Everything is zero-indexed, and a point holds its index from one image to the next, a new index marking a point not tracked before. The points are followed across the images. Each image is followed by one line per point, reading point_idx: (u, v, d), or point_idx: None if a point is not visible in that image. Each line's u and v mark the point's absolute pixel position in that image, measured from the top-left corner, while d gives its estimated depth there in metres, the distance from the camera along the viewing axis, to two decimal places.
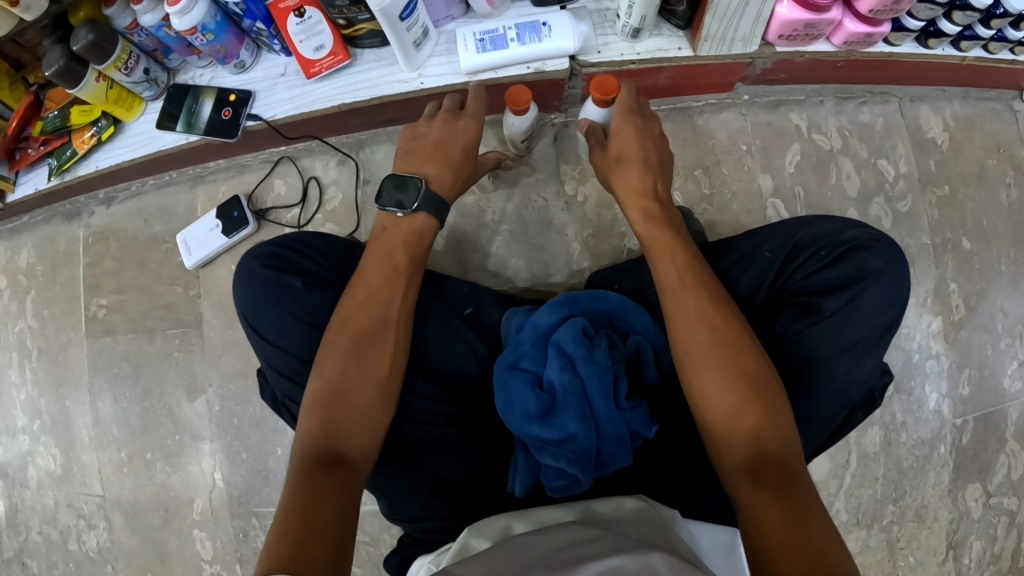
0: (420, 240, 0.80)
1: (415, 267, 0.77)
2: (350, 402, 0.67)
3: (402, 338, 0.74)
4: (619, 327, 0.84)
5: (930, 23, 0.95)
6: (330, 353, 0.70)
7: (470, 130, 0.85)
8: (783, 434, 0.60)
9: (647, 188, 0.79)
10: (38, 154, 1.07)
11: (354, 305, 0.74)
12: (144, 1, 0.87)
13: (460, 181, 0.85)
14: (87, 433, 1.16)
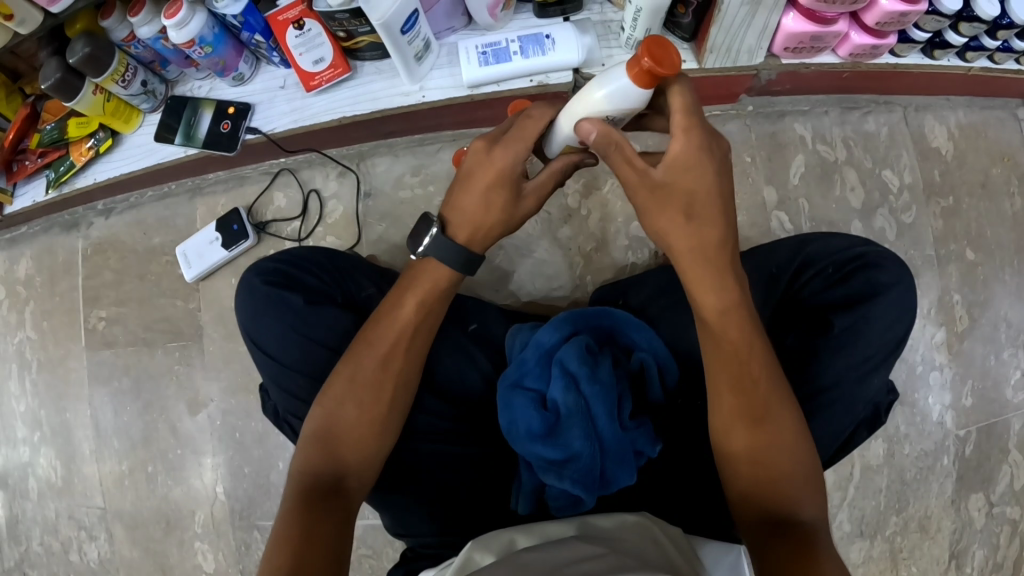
0: (439, 288, 0.72)
1: (433, 308, 0.73)
2: (354, 429, 0.69)
3: (408, 372, 0.73)
4: (623, 344, 0.84)
5: (936, 35, 0.94)
6: (332, 394, 0.70)
7: (495, 168, 0.66)
8: (800, 477, 0.60)
9: (723, 248, 0.62)
10: (36, 166, 1.06)
11: (360, 339, 0.72)
12: (141, 13, 0.86)
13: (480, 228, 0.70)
14: (88, 446, 1.16)
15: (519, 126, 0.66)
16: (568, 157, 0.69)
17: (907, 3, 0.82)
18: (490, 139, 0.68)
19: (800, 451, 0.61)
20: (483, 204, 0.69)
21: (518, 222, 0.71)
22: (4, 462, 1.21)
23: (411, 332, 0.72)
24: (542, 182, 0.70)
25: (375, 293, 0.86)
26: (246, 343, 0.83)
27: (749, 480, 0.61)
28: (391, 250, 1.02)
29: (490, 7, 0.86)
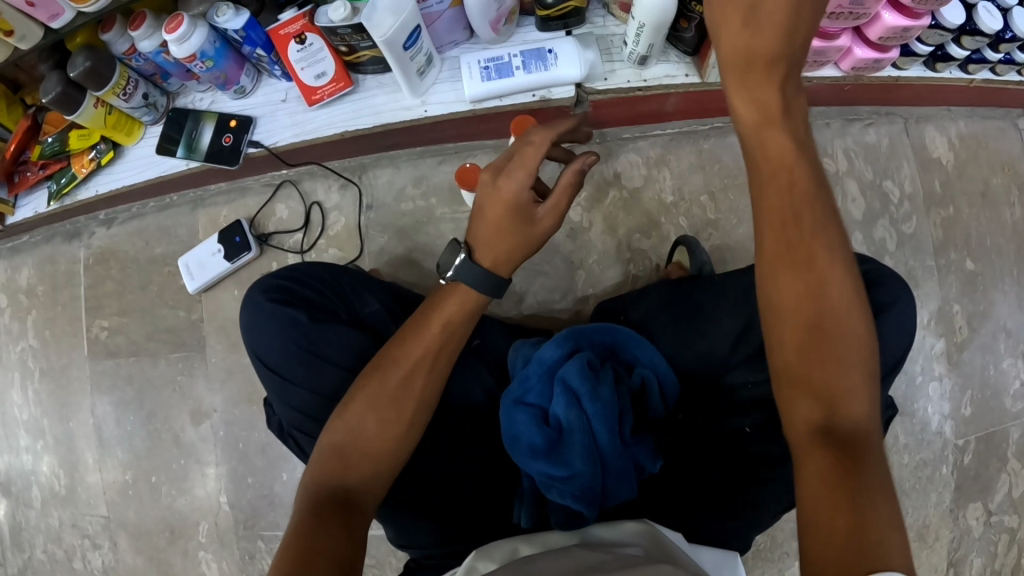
0: (467, 310, 0.75)
1: (459, 330, 0.75)
2: (367, 445, 0.70)
3: (430, 391, 0.74)
4: (624, 359, 0.84)
5: (939, 48, 0.93)
6: (353, 409, 0.71)
7: (502, 198, 0.73)
8: (863, 417, 0.51)
9: (773, 66, 0.54)
10: (37, 177, 1.05)
11: (384, 356, 0.74)
12: (142, 27, 0.85)
13: (508, 252, 0.75)
14: (91, 454, 1.16)
15: (522, 154, 0.74)
16: (570, 168, 0.73)
17: (908, 19, 0.83)
18: (496, 170, 0.75)
19: (865, 387, 0.52)
20: (499, 230, 0.74)
21: (537, 243, 0.75)
22: (8, 470, 1.22)
23: (432, 354, 0.74)
24: (554, 203, 0.74)
25: (378, 308, 0.86)
26: (249, 357, 0.84)
27: (801, 402, 0.52)
28: (393, 263, 1.02)
29: (493, 22, 0.86)
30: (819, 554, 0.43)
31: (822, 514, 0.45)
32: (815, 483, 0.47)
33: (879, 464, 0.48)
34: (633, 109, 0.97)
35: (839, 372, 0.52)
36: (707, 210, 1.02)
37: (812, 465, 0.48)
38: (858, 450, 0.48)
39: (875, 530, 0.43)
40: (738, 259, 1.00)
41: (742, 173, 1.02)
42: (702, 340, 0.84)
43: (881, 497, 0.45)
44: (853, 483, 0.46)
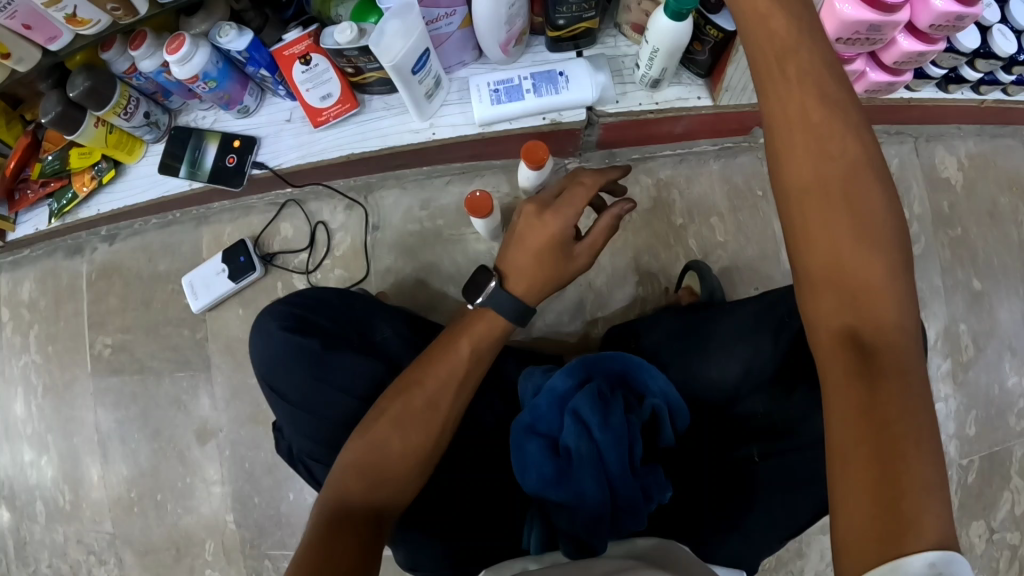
0: (493, 337, 0.77)
1: (485, 356, 0.77)
2: (380, 474, 0.70)
3: (453, 416, 0.75)
4: (635, 388, 0.83)
5: (951, 70, 0.92)
6: (376, 432, 0.72)
7: (546, 232, 0.76)
8: (901, 329, 0.47)
9: None
10: (38, 195, 1.04)
11: (409, 377, 0.75)
12: (143, 47, 0.83)
13: (538, 282, 0.77)
14: (95, 470, 1.16)
15: (569, 194, 0.78)
16: (609, 212, 0.76)
17: (923, 44, 0.82)
18: (541, 204, 0.79)
19: (899, 293, 0.48)
20: (535, 262, 0.77)
21: (568, 278, 0.79)
22: (12, 484, 1.21)
23: (447, 386, 0.75)
24: (591, 242, 0.78)
25: (390, 335, 0.84)
26: (261, 384, 0.83)
27: (832, 313, 0.49)
28: (400, 285, 1.00)
29: (503, 44, 0.85)
30: (849, 495, 0.41)
31: (855, 449, 0.42)
32: (846, 410, 0.44)
33: (918, 380, 0.44)
34: (644, 131, 0.96)
35: (870, 279, 0.48)
36: (716, 232, 1.01)
37: (843, 386, 0.45)
38: (895, 367, 0.45)
39: (913, 470, 0.40)
40: (748, 282, 0.99)
41: (751, 194, 1.01)
42: (711, 368, 0.83)
43: (919, 424, 0.42)
44: (889, 408, 0.43)
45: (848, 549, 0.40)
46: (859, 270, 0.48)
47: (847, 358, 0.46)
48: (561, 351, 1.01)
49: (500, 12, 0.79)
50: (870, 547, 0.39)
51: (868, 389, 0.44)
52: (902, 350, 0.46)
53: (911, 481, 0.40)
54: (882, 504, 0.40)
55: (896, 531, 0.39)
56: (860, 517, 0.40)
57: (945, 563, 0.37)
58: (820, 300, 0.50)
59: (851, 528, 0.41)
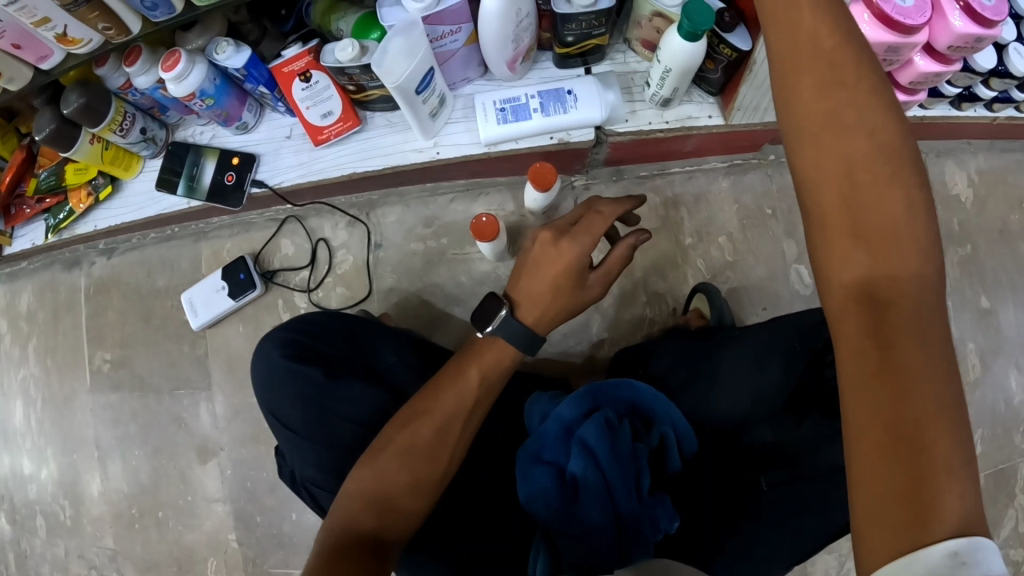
0: (504, 365, 0.76)
1: (494, 384, 0.76)
2: (387, 501, 0.69)
3: (461, 445, 0.73)
4: (642, 416, 0.82)
5: (966, 89, 0.90)
6: (383, 461, 0.70)
7: (562, 260, 0.74)
8: (926, 279, 0.40)
9: None
10: (33, 211, 1.01)
11: (417, 405, 0.74)
12: (137, 63, 0.81)
13: (550, 311, 0.76)
14: (95, 486, 1.13)
15: (586, 222, 0.77)
16: (624, 242, 0.75)
17: (937, 65, 0.80)
18: (558, 231, 0.77)
19: (924, 235, 0.40)
20: (549, 290, 0.75)
21: (581, 307, 0.78)
22: (12, 497, 1.19)
23: (455, 415, 0.73)
24: (605, 271, 0.77)
25: (394, 361, 0.83)
26: (265, 411, 0.82)
27: (848, 265, 0.41)
28: (403, 305, 0.99)
29: (510, 61, 0.83)
30: (869, 483, 0.36)
31: (873, 431, 0.37)
32: (864, 388, 0.38)
33: (943, 341, 0.38)
34: (653, 149, 0.94)
35: (889, 222, 0.41)
36: (725, 252, 0.99)
37: (857, 355, 0.39)
38: (920, 329, 0.38)
39: (939, 452, 0.35)
40: (756, 302, 0.98)
41: (760, 213, 1.00)
42: (719, 398, 0.82)
43: (945, 398, 0.36)
44: (913, 379, 0.37)
45: (869, 548, 0.36)
46: (879, 213, 0.41)
47: (866, 321, 0.40)
48: (567, 372, 1.00)
49: (507, 31, 0.77)
50: (891, 544, 0.35)
51: (887, 360, 0.38)
52: (927, 305, 0.39)
53: (937, 465, 0.35)
54: (906, 494, 0.35)
55: (922, 525, 0.34)
56: (878, 510, 0.36)
57: (971, 554, 0.33)
58: (832, 248, 0.42)
59: (870, 520, 0.36)
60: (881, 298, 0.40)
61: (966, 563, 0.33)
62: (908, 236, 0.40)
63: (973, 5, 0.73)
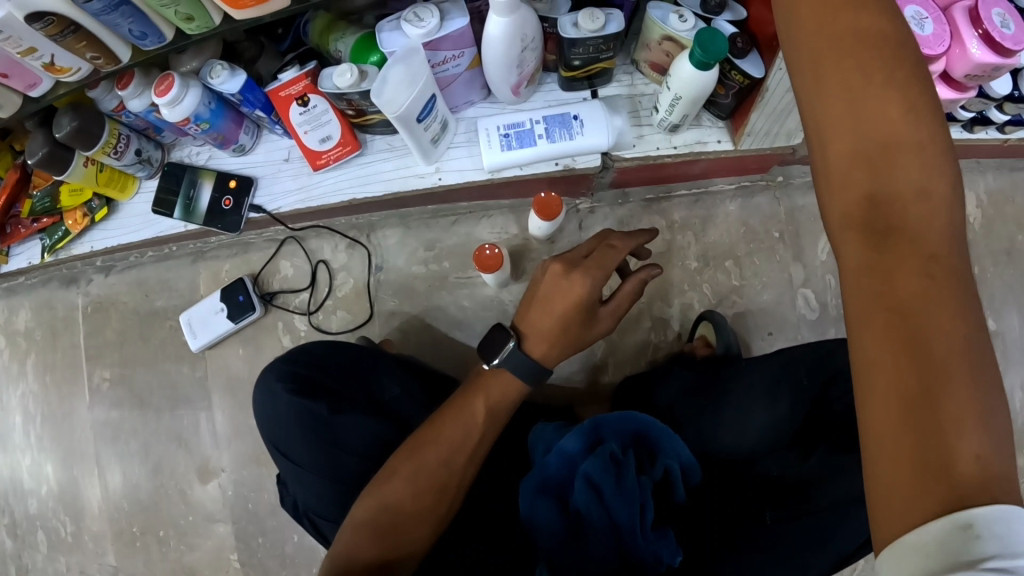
0: (511, 399, 0.75)
1: (501, 417, 0.74)
2: (392, 528, 0.69)
3: (466, 477, 0.72)
4: (647, 446, 0.80)
5: (979, 113, 0.87)
6: (390, 488, 0.70)
7: (573, 295, 0.71)
8: (941, 214, 0.36)
9: None
10: (28, 231, 0.99)
11: (421, 437, 0.73)
12: (130, 86, 0.78)
13: (561, 345, 0.74)
14: (97, 502, 1.09)
15: (599, 255, 0.74)
16: (636, 277, 0.73)
17: (953, 92, 0.78)
18: (569, 263, 0.73)
19: (938, 166, 0.37)
20: (559, 324, 0.72)
21: (588, 340, 0.75)
22: (11, 512, 1.13)
23: (460, 449, 0.72)
24: (615, 305, 0.75)
25: (399, 392, 0.81)
26: (267, 442, 0.80)
27: (854, 203, 0.38)
28: (405, 329, 0.97)
29: (514, 85, 0.81)
30: (882, 449, 0.34)
31: (886, 390, 0.34)
32: (877, 341, 0.35)
33: (961, 280, 0.35)
34: (661, 172, 0.92)
35: (902, 154, 0.37)
36: (731, 276, 0.98)
37: (866, 310, 0.36)
38: (933, 269, 0.35)
39: (959, 410, 0.33)
40: (761, 327, 0.97)
41: (767, 236, 0.98)
42: (725, 434, 0.80)
43: (964, 347, 0.34)
44: (928, 328, 0.34)
45: (882, 519, 0.34)
46: (889, 143, 0.37)
47: (876, 263, 0.36)
48: (570, 398, 0.99)
49: (512, 56, 0.75)
50: (905, 514, 0.32)
51: (899, 306, 0.35)
52: (941, 243, 0.36)
53: (955, 425, 0.33)
54: (922, 460, 0.33)
55: (937, 493, 0.32)
56: (893, 479, 0.33)
57: (984, 526, 0.31)
58: (839, 183, 0.39)
59: (883, 488, 0.34)
60: (893, 236, 0.36)
61: (979, 537, 0.30)
62: (921, 167, 0.37)
63: (993, 34, 0.70)
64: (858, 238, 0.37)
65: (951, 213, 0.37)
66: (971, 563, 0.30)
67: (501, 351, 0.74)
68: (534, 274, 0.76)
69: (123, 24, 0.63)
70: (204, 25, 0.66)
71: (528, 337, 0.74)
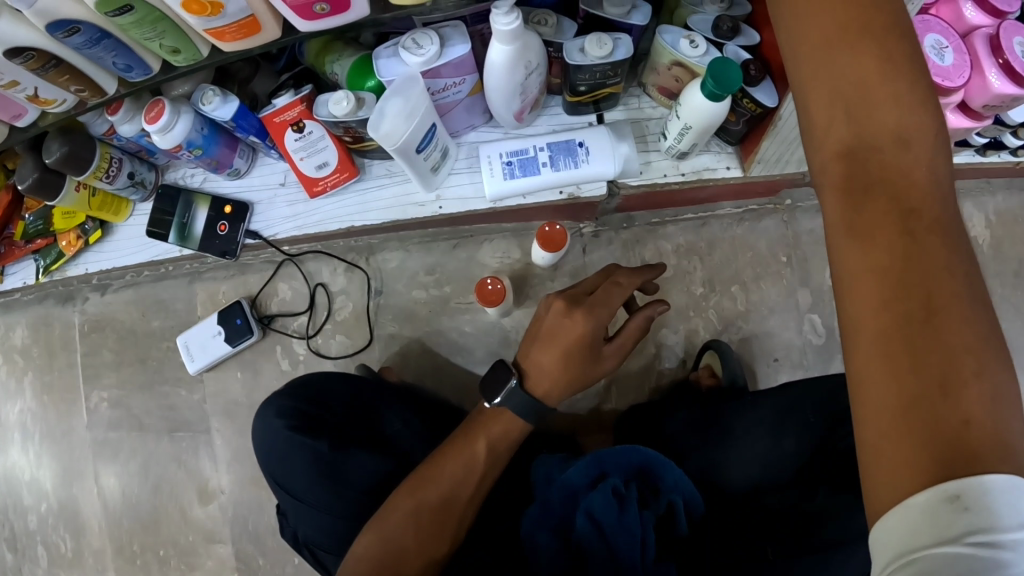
0: (512, 437, 0.72)
1: (503, 454, 0.72)
2: (390, 560, 0.66)
3: (469, 514, 0.70)
4: (652, 481, 0.74)
5: (993, 138, 0.84)
6: (391, 524, 0.68)
7: (575, 334, 0.68)
8: (923, 172, 0.38)
9: None
10: (21, 252, 0.96)
11: (421, 473, 0.70)
12: (120, 111, 0.75)
13: (564, 385, 0.70)
14: (98, 519, 1.05)
15: (604, 293, 0.70)
16: (641, 313, 0.70)
17: (969, 121, 0.75)
18: (571, 299, 0.70)
19: (920, 124, 0.38)
20: (561, 364, 0.69)
21: (592, 378, 0.72)
22: (12, 525, 1.08)
23: (464, 486, 0.70)
24: (621, 342, 0.71)
25: (401, 427, 0.80)
26: (268, 477, 0.79)
27: (838, 170, 0.39)
28: (405, 354, 0.96)
29: (518, 112, 0.78)
30: (874, 417, 0.36)
31: (874, 354, 0.36)
32: (863, 306, 0.37)
33: (946, 239, 0.36)
34: (667, 198, 0.90)
35: (883, 116, 0.38)
36: (737, 301, 0.96)
37: (863, 291, 0.37)
38: (920, 239, 0.36)
39: (946, 369, 0.34)
40: (767, 353, 0.95)
41: (774, 260, 0.96)
42: (729, 466, 0.77)
43: (950, 305, 0.35)
44: (912, 288, 0.36)
45: (879, 489, 0.35)
46: (886, 131, 0.38)
47: (860, 226, 0.38)
48: (573, 425, 0.97)
49: (515, 83, 0.72)
50: (899, 482, 0.34)
51: (884, 269, 0.36)
52: (926, 202, 0.37)
53: (944, 385, 0.34)
54: (914, 426, 0.34)
55: (929, 459, 0.33)
56: (886, 446, 0.35)
57: (973, 497, 0.32)
58: (824, 151, 0.40)
59: (877, 456, 0.35)
60: (877, 199, 0.38)
61: (967, 508, 0.32)
62: (903, 126, 0.38)
63: (1014, 64, 0.68)
64: (843, 204, 0.39)
65: (934, 171, 0.38)
66: (956, 536, 0.32)
67: (501, 389, 0.72)
68: (536, 309, 0.73)
69: (107, 58, 0.60)
70: (191, 57, 0.63)
71: (529, 375, 0.71)
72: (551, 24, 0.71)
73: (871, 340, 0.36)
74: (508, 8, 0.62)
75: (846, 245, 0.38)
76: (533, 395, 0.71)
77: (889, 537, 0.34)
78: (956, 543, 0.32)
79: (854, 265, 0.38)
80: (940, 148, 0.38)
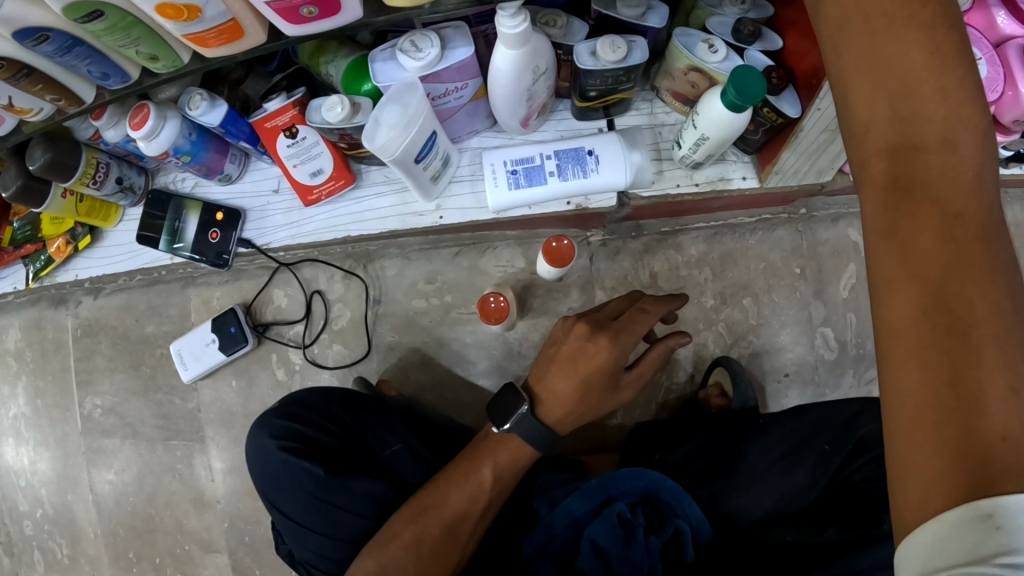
0: (518, 465, 0.69)
1: (508, 480, 0.69)
2: None
3: (472, 541, 0.68)
4: (659, 506, 0.70)
5: (1016, 151, 0.79)
6: (392, 550, 0.65)
7: (597, 362, 0.64)
8: (967, 166, 0.33)
9: None
10: (10, 258, 0.92)
11: (423, 500, 0.68)
12: (105, 115, 0.70)
13: (578, 415, 0.67)
14: (93, 528, 1.03)
15: (629, 319, 0.66)
16: (663, 344, 0.66)
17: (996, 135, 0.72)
18: (595, 324, 0.66)
19: (968, 116, 0.33)
20: (579, 392, 0.66)
21: (607, 408, 0.68)
22: (8, 530, 1.06)
23: (468, 513, 0.67)
24: (639, 372, 0.68)
25: (399, 448, 0.77)
26: (263, 498, 0.77)
27: (875, 158, 0.35)
28: (404, 365, 0.94)
29: (523, 118, 0.74)
30: (902, 429, 0.32)
31: (909, 362, 0.32)
32: (898, 308, 0.33)
33: (991, 239, 0.32)
34: (679, 208, 0.86)
35: (929, 104, 0.33)
36: (748, 314, 0.92)
37: (901, 292, 0.33)
38: (959, 237, 0.32)
39: (984, 380, 0.30)
40: (778, 369, 0.91)
41: (787, 272, 0.92)
42: (740, 495, 0.71)
43: (993, 314, 0.31)
44: (953, 290, 0.31)
45: (904, 503, 0.31)
46: (931, 124, 0.33)
47: (895, 220, 0.34)
48: (576, 441, 0.95)
49: (522, 89, 0.68)
50: (928, 497, 0.30)
51: (920, 267, 0.32)
52: (969, 199, 0.33)
53: (982, 400, 0.30)
54: (947, 439, 0.30)
55: (960, 476, 0.29)
56: (913, 458, 0.31)
57: (1007, 516, 0.28)
58: (863, 146, 0.36)
59: (904, 468, 0.31)
60: (916, 191, 0.33)
61: (999, 529, 0.28)
62: (949, 116, 0.33)
63: None
64: (880, 194, 0.34)
65: (980, 169, 0.33)
66: (984, 558, 0.28)
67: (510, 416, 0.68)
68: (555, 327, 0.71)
69: (81, 66, 0.56)
70: (171, 63, 0.58)
71: (542, 400, 0.68)
72: (560, 26, 0.66)
73: (905, 343, 0.32)
74: (514, 10, 0.57)
75: (882, 236, 0.34)
76: (541, 419, 0.68)
77: (911, 555, 0.30)
78: (983, 565, 0.28)
79: (889, 259, 0.33)
80: (988, 142, 0.33)
